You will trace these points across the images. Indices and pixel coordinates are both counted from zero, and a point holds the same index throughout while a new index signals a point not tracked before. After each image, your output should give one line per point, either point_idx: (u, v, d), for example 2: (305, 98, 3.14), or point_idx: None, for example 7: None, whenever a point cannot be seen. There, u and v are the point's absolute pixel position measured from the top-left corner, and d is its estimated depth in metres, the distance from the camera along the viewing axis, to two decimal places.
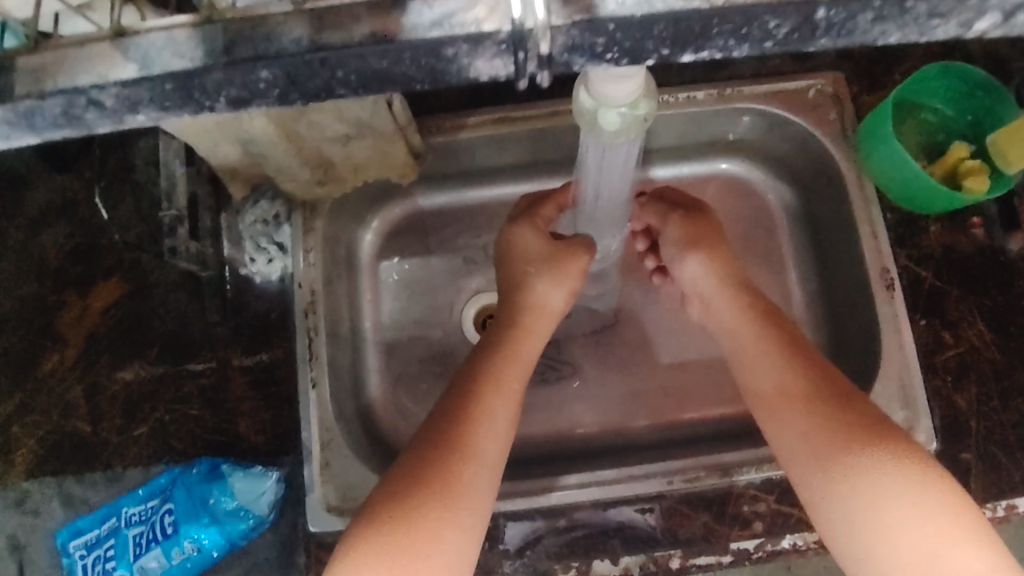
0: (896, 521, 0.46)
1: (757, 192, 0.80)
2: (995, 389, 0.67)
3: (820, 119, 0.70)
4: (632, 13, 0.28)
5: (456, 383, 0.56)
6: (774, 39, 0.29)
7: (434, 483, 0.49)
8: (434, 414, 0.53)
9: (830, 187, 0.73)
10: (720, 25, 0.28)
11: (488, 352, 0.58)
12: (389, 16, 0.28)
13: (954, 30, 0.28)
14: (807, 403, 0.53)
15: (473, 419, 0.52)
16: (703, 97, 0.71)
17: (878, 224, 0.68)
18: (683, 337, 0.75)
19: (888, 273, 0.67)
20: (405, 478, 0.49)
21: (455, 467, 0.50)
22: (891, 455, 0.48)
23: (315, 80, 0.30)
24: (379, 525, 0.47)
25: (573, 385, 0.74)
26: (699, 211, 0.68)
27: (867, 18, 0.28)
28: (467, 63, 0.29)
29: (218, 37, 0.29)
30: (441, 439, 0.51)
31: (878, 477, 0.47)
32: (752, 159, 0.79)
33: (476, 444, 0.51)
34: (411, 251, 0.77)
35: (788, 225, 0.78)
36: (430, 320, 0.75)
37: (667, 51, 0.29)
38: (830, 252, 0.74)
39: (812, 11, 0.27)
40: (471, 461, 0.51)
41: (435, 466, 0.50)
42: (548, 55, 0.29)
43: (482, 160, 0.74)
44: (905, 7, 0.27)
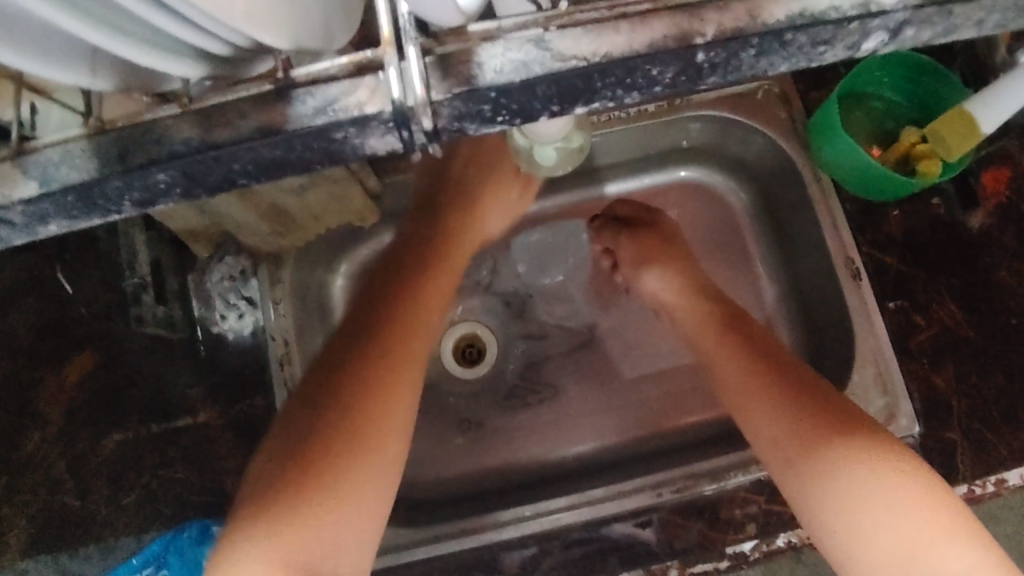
0: (877, 522, 0.47)
1: (719, 197, 0.80)
2: (971, 365, 0.68)
3: (770, 119, 0.71)
4: (510, 79, 0.29)
5: (360, 335, 0.54)
6: (661, 85, 0.30)
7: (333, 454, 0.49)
8: (329, 370, 0.52)
9: (788, 184, 0.73)
10: (602, 79, 0.29)
11: (385, 316, 0.56)
12: (273, 108, 0.29)
13: (843, 54, 0.30)
14: (788, 412, 0.54)
15: (380, 386, 0.51)
16: (653, 109, 0.72)
17: (839, 216, 0.69)
18: (659, 347, 0.75)
19: (853, 263, 0.68)
20: (298, 447, 0.49)
21: (359, 439, 0.50)
22: (861, 455, 0.49)
23: (212, 175, 0.30)
24: (273, 506, 0.47)
25: (557, 406, 0.74)
26: (649, 229, 0.73)
27: (749, 54, 0.29)
28: (359, 143, 0.30)
29: (113, 147, 0.30)
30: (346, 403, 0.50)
31: (848, 481, 0.49)
32: (710, 164, 0.79)
33: (377, 412, 0.51)
34: None
35: (752, 223, 0.79)
36: None
37: (558, 108, 0.30)
38: (796, 247, 0.75)
39: (692, 56, 0.29)
40: (375, 455, 0.50)
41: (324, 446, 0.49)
42: (434, 128, 0.29)
43: None
44: (785, 40, 0.29)
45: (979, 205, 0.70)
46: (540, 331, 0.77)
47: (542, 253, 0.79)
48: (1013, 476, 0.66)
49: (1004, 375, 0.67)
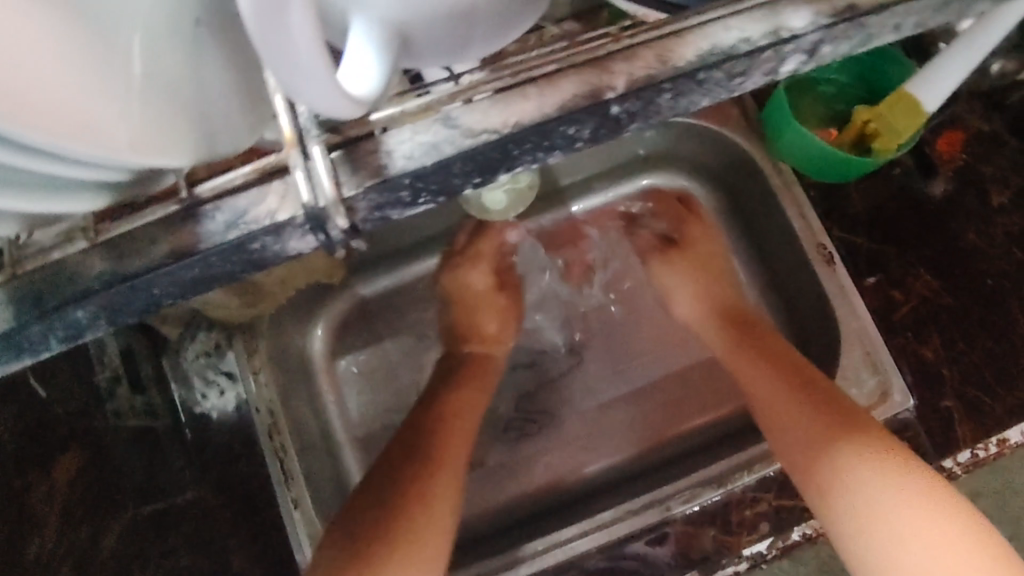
0: (895, 536, 0.49)
1: (684, 198, 0.80)
2: (955, 332, 0.68)
3: (724, 116, 0.71)
4: (422, 163, 0.30)
5: (410, 446, 0.60)
6: (581, 141, 0.31)
7: (395, 539, 0.52)
8: (399, 469, 0.57)
9: (746, 178, 0.74)
10: (518, 147, 0.30)
11: (431, 431, 0.62)
12: (184, 229, 0.30)
13: (764, 78, 0.32)
14: (808, 423, 0.57)
15: (426, 488, 0.56)
16: None
17: (804, 204, 0.69)
18: (644, 359, 0.77)
19: (825, 249, 0.68)
20: (364, 538, 0.52)
21: (406, 526, 0.53)
22: (872, 470, 0.52)
23: (134, 300, 0.31)
24: None
25: (551, 434, 0.75)
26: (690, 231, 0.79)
27: (667, 97, 0.31)
28: (280, 248, 0.30)
29: (25, 292, 0.31)
30: (393, 500, 0.54)
31: (861, 498, 0.51)
32: (670, 169, 0.79)
33: (430, 511, 0.55)
34: (363, 342, 0.76)
35: (722, 222, 0.80)
36: (398, 405, 0.75)
37: (478, 178, 0.31)
38: (766, 238, 0.75)
39: (608, 109, 0.30)
40: (418, 550, 0.53)
41: (438, 487, 0.57)
42: (350, 226, 0.30)
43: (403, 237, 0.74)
44: (699, 79, 0.31)
45: (937, 171, 0.71)
46: (528, 359, 0.78)
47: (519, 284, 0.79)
48: (1014, 434, 0.66)
49: (990, 337, 0.67)
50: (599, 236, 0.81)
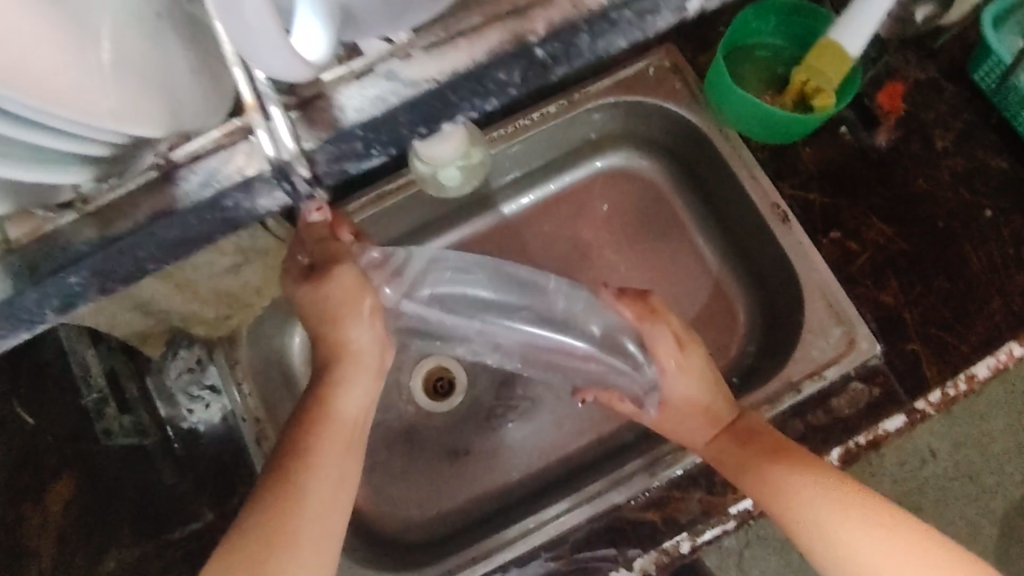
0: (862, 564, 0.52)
1: (640, 176, 0.83)
2: (913, 276, 0.71)
3: (668, 90, 0.75)
4: (372, 115, 0.32)
5: (299, 415, 0.57)
6: (512, 85, 0.33)
7: (278, 531, 0.50)
8: (295, 432, 0.56)
9: (700, 149, 0.77)
10: (455, 95, 0.32)
11: (319, 401, 0.57)
12: (164, 190, 0.33)
13: (677, 14, 0.32)
14: (768, 482, 0.58)
15: (311, 455, 0.54)
16: (556, 109, 0.75)
17: (753, 165, 0.73)
18: None
19: (779, 208, 0.72)
20: (262, 528, 0.50)
21: (289, 508, 0.51)
22: (825, 502, 0.55)
23: (124, 262, 0.34)
24: None
25: (530, 417, 0.76)
26: (649, 212, 0.83)
27: (586, 37, 0.32)
28: (251, 205, 0.34)
29: (19, 265, 0.33)
30: (280, 475, 0.53)
31: (828, 533, 0.54)
32: (625, 147, 0.82)
33: (309, 487, 0.53)
34: None
35: (679, 193, 0.82)
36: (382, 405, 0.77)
37: (425, 129, 0.34)
38: (723, 207, 0.78)
39: (532, 54, 0.32)
40: (303, 531, 0.51)
41: (275, 542, 0.50)
42: (313, 175, 0.33)
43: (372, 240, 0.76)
44: (613, 19, 0.32)
45: (878, 124, 0.75)
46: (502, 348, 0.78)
47: None
48: (981, 369, 0.68)
49: (946, 278, 0.70)
50: (562, 223, 0.83)
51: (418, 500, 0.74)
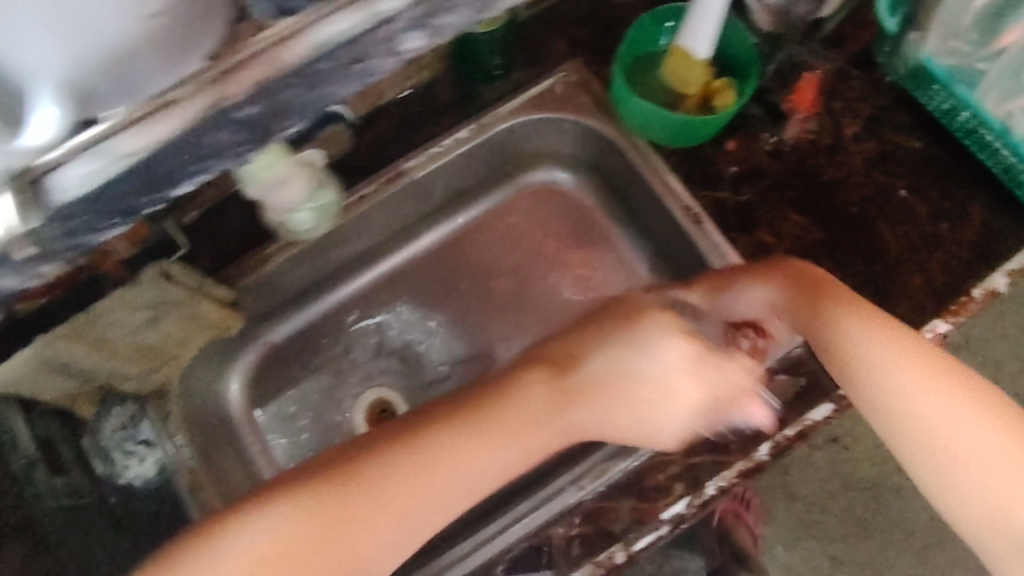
0: (956, 443, 0.54)
1: (563, 190, 0.83)
2: (829, 264, 0.72)
3: (576, 106, 0.77)
4: (90, 186, 0.34)
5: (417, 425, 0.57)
6: (240, 147, 0.36)
7: (347, 479, 0.53)
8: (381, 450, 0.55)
9: (613, 162, 0.79)
10: (178, 155, 0.35)
11: (444, 420, 0.57)
12: None
13: (420, 43, 0.35)
14: (820, 322, 0.59)
15: (431, 451, 0.55)
16: (467, 134, 0.76)
17: (664, 170, 0.75)
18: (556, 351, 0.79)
19: (693, 210, 0.73)
20: (335, 490, 0.52)
21: (402, 453, 0.54)
22: (926, 381, 0.55)
23: None
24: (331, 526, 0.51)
25: None
26: (576, 227, 0.83)
27: (327, 65, 0.35)
28: (30, 272, 0.35)
29: None
30: (402, 437, 0.55)
31: (922, 412, 0.55)
32: (546, 164, 0.83)
33: (438, 452, 0.55)
34: (272, 393, 0.77)
35: (603, 205, 0.82)
36: (325, 442, 0.76)
37: (153, 196, 0.36)
38: (643, 214, 0.79)
39: (244, 113, 0.35)
40: (410, 486, 0.54)
41: (323, 545, 0.51)
42: (40, 249, 0.35)
43: (301, 279, 0.76)
44: (321, 69, 0.35)
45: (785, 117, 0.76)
46: (439, 375, 0.79)
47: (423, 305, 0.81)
48: None
49: (864, 261, 0.71)
50: (494, 241, 0.83)
51: None
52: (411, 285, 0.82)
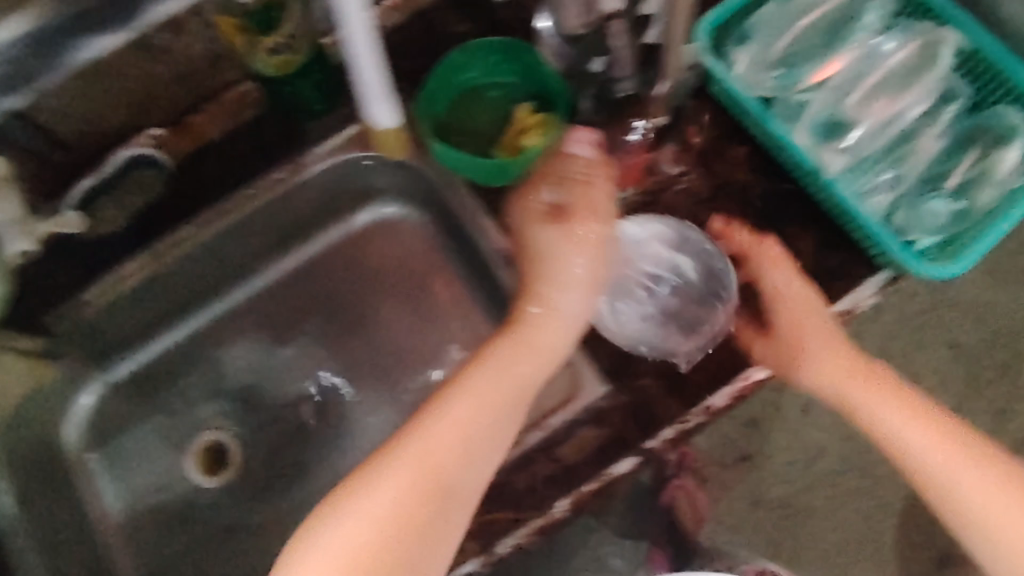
0: (968, 493, 0.61)
1: (401, 227, 0.82)
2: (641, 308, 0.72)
3: (396, 142, 0.76)
4: None
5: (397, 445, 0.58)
6: None
7: (338, 491, 0.56)
8: (363, 469, 0.57)
9: (436, 202, 0.78)
10: None
11: (402, 438, 0.59)
12: None
13: None
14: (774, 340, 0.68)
15: (363, 480, 0.56)
16: (280, 176, 0.76)
17: (478, 216, 0.75)
18: (384, 393, 0.78)
19: (504, 252, 0.74)
20: (316, 512, 0.55)
21: (343, 493, 0.55)
22: (933, 432, 0.63)
23: None
24: (359, 491, 0.55)
25: (303, 483, 0.77)
26: (415, 263, 0.81)
27: None
28: None
29: None
30: (355, 470, 0.57)
31: (936, 472, 0.62)
32: (384, 199, 0.81)
33: (359, 489, 0.56)
34: (110, 433, 0.79)
35: (439, 241, 0.80)
36: (159, 484, 0.78)
37: None
38: (469, 255, 0.78)
39: None
40: (351, 516, 0.54)
41: (406, 548, 0.54)
42: None
43: (126, 325, 0.78)
44: None
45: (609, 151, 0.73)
46: (271, 416, 0.80)
47: (261, 343, 0.81)
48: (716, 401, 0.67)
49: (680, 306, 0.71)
50: (334, 278, 0.82)
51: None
52: (248, 323, 0.82)
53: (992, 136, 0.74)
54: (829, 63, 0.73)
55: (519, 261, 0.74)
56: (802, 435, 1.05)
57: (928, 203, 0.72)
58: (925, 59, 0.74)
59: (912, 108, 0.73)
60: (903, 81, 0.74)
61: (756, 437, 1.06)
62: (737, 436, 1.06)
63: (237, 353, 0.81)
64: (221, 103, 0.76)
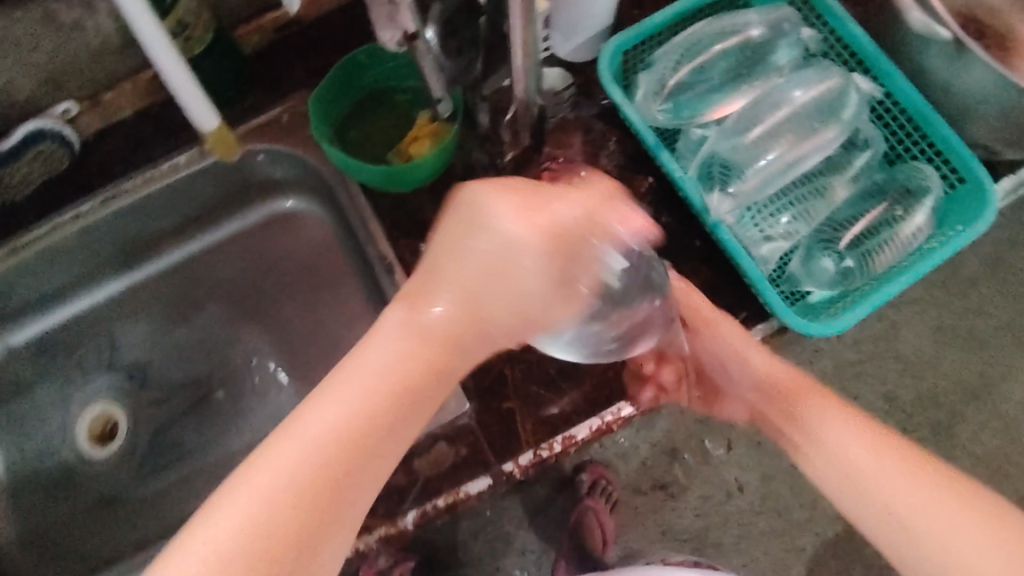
0: (933, 537, 0.44)
1: (307, 220, 0.84)
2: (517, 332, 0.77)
3: (300, 138, 0.78)
4: None
5: (326, 397, 0.39)
6: None
7: (279, 433, 0.39)
8: (281, 435, 0.38)
9: (338, 202, 0.80)
10: None
11: (336, 380, 0.40)
12: None
13: None
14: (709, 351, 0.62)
15: (370, 384, 0.40)
16: (186, 160, 0.77)
17: (370, 220, 0.76)
18: (273, 382, 0.81)
19: (386, 260, 0.75)
20: (246, 479, 0.38)
21: (311, 429, 0.38)
22: (906, 472, 0.46)
23: None
24: (370, 418, 0.39)
25: (183, 463, 0.79)
26: (316, 258, 0.83)
27: None
28: None
29: None
30: (275, 434, 0.39)
31: (895, 508, 0.46)
32: (292, 192, 0.83)
33: (356, 432, 0.39)
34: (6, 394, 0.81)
35: (340, 240, 0.83)
36: (47, 449, 0.81)
37: None
38: (362, 256, 0.79)
39: None
40: (376, 443, 0.39)
41: (346, 482, 0.38)
42: None
43: (31, 293, 0.80)
44: None
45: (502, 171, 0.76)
46: (162, 394, 0.82)
47: (164, 322, 0.84)
48: (578, 431, 0.74)
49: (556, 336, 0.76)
50: (240, 264, 0.84)
51: (66, 542, 0.77)
52: (153, 301, 0.84)
53: (903, 195, 0.77)
54: (731, 101, 0.74)
55: (403, 269, 0.75)
56: (720, 470, 1.03)
57: (820, 258, 0.76)
58: (832, 106, 0.74)
59: (812, 156, 0.74)
60: (808, 125, 0.73)
61: (675, 468, 1.03)
62: (655, 465, 1.03)
63: (138, 328, 0.83)
64: (135, 85, 0.76)
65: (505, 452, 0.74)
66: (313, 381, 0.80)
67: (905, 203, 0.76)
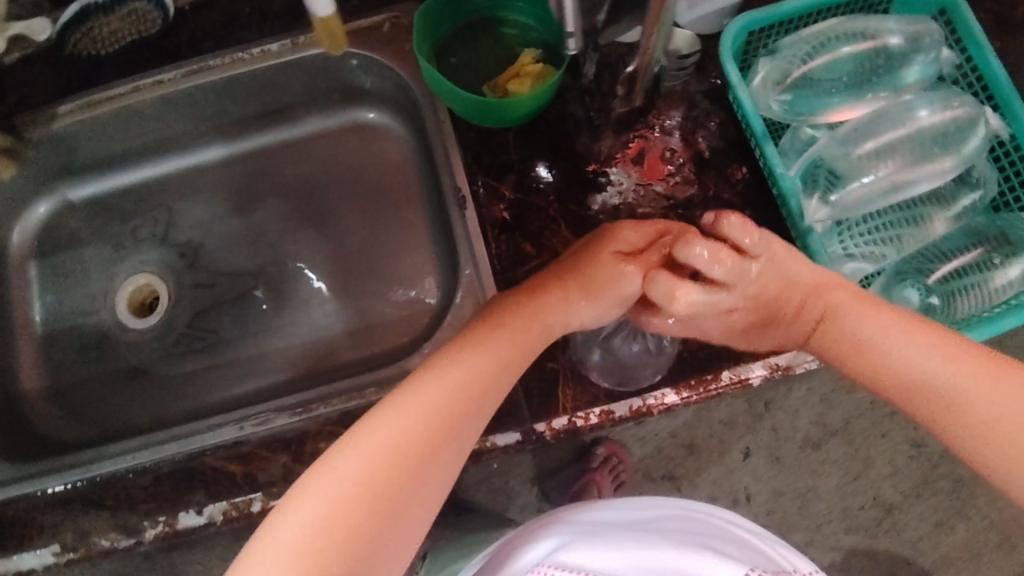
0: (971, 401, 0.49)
1: (385, 135, 0.82)
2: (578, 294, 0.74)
3: (397, 50, 0.75)
4: None
5: (416, 395, 0.49)
6: None
7: (344, 437, 0.47)
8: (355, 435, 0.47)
9: (421, 122, 0.78)
10: None
11: (423, 375, 0.51)
12: None
13: None
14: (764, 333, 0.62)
15: (466, 383, 0.51)
16: (279, 48, 0.73)
17: (451, 149, 0.74)
18: (318, 292, 0.80)
19: (459, 192, 0.73)
20: (291, 496, 0.44)
21: (399, 411, 0.48)
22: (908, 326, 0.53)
23: None
24: (463, 412, 0.50)
25: (216, 351, 0.79)
26: (386, 175, 0.81)
27: None
28: None
29: None
30: (308, 471, 0.45)
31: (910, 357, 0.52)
32: (375, 104, 0.81)
33: (457, 416, 0.50)
34: (57, 246, 0.82)
35: (415, 161, 0.81)
36: (86, 308, 0.81)
37: None
38: (433, 185, 0.77)
39: None
40: (458, 438, 0.49)
41: (375, 518, 0.44)
42: None
43: (96, 153, 0.79)
44: None
45: (603, 130, 0.74)
46: (207, 279, 0.81)
47: (224, 208, 0.83)
48: (619, 408, 0.68)
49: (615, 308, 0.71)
50: (306, 163, 0.83)
51: (88, 404, 0.78)
52: (214, 185, 0.83)
53: (1002, 244, 0.71)
54: (846, 109, 0.72)
55: (475, 207, 0.73)
56: (733, 476, 1.02)
57: (906, 288, 0.73)
58: (953, 136, 0.69)
59: (922, 185, 0.70)
60: (922, 151, 0.69)
61: (689, 462, 1.02)
62: (670, 455, 1.02)
63: (197, 209, 0.83)
64: None
65: (540, 413, 0.70)
66: (359, 297, 0.79)
67: (1004, 251, 0.71)
